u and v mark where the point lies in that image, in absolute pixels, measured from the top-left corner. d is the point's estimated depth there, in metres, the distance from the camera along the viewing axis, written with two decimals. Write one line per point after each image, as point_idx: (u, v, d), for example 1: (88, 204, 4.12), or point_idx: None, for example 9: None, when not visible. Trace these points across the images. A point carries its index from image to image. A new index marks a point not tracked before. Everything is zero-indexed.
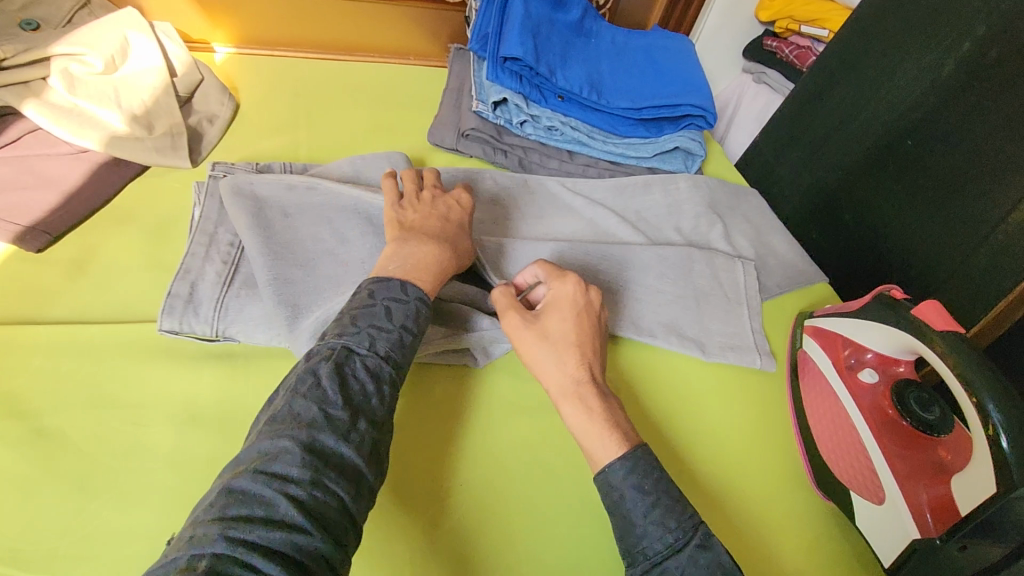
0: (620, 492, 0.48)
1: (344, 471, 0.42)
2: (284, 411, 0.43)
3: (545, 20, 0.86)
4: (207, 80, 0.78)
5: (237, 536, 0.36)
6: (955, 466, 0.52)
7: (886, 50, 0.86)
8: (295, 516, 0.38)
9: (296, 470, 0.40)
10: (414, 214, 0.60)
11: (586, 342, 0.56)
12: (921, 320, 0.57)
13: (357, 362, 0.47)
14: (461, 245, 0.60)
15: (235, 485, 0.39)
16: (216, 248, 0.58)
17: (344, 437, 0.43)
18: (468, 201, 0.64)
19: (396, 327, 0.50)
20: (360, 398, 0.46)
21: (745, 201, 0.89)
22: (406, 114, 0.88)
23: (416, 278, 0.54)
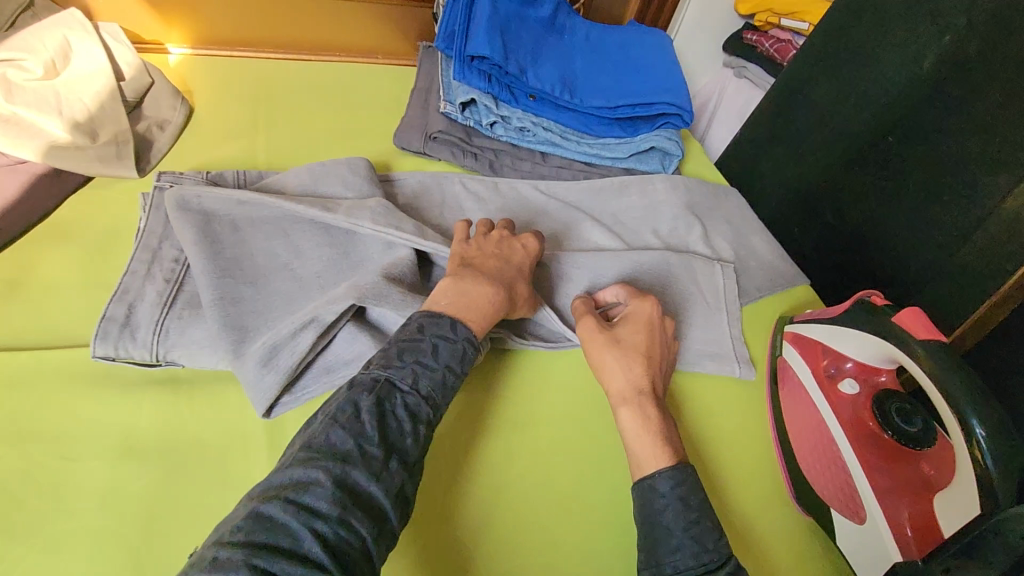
0: (667, 502, 0.49)
1: (370, 511, 0.41)
2: (319, 438, 0.42)
3: (515, 16, 0.82)
4: (157, 84, 0.74)
5: (262, 565, 0.35)
6: (939, 483, 0.49)
7: (867, 43, 0.83)
8: (319, 556, 0.37)
9: (324, 505, 0.39)
10: (478, 253, 0.58)
11: (652, 354, 0.58)
12: (901, 328, 0.54)
13: (399, 398, 0.46)
14: (518, 289, 0.57)
15: (264, 510, 0.38)
16: (159, 266, 0.55)
17: (375, 476, 0.42)
18: (537, 247, 0.62)
19: (442, 366, 0.49)
20: (396, 436, 0.44)
21: (725, 201, 0.86)
22: (372, 116, 0.84)
23: (466, 318, 0.52)
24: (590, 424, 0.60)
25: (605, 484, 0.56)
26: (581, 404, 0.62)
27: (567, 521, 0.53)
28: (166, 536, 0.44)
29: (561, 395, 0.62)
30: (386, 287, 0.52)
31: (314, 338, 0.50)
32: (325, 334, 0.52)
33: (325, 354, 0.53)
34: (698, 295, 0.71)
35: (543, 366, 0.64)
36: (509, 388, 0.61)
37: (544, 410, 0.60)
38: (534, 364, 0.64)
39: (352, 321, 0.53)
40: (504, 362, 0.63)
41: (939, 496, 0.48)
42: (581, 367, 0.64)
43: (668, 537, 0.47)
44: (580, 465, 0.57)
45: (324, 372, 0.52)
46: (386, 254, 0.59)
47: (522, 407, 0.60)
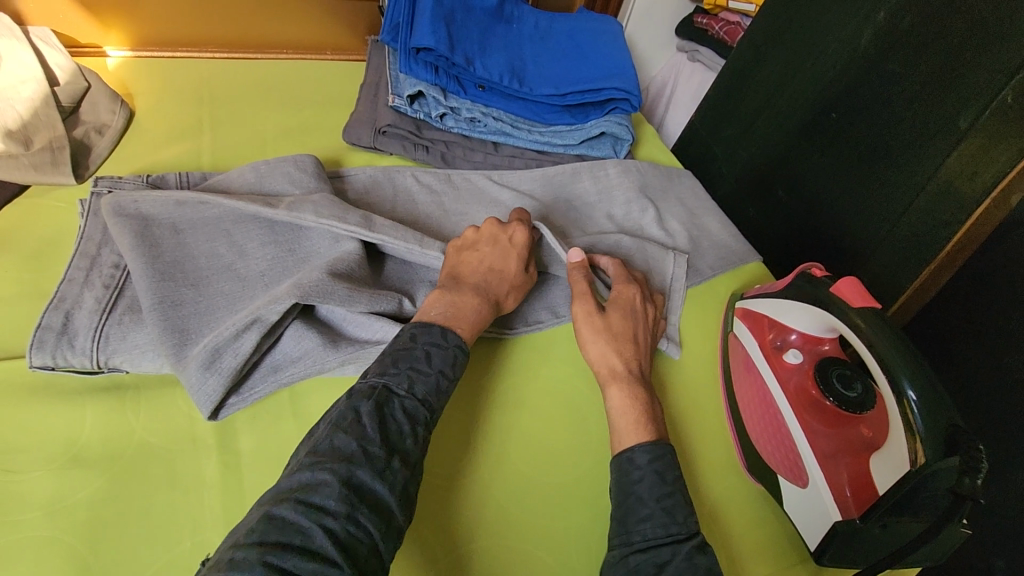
0: (643, 474, 0.50)
1: (378, 507, 0.42)
2: (324, 443, 0.43)
3: (460, 6, 0.82)
4: (94, 87, 0.72)
5: (274, 563, 0.36)
6: (877, 444, 0.52)
7: (810, 23, 0.85)
8: (329, 552, 0.38)
9: (333, 504, 0.40)
10: (466, 259, 0.61)
11: (639, 340, 0.61)
12: (839, 298, 0.55)
13: (396, 402, 0.47)
14: (505, 295, 0.60)
15: (275, 511, 0.39)
16: (98, 272, 0.54)
17: (379, 475, 0.43)
18: (525, 236, 0.63)
19: (436, 370, 0.50)
20: (397, 437, 0.45)
21: (678, 182, 0.88)
22: (322, 113, 0.83)
23: (457, 328, 0.54)
24: (543, 404, 0.61)
25: (560, 464, 0.57)
26: (536, 385, 0.62)
27: (525, 501, 0.54)
28: (112, 545, 0.43)
29: (512, 378, 0.62)
30: (328, 282, 0.52)
31: (257, 338, 0.50)
32: (271, 333, 0.52)
33: (272, 353, 0.53)
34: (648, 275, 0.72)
35: (499, 352, 0.64)
36: (466, 376, 0.61)
37: (497, 395, 0.61)
38: (490, 350, 0.64)
39: (299, 318, 0.53)
40: None
41: (875, 457, 0.50)
42: (539, 354, 0.65)
43: (639, 506, 0.49)
44: (534, 447, 0.58)
45: (272, 371, 0.52)
46: (332, 248, 0.59)
47: (474, 391, 0.60)
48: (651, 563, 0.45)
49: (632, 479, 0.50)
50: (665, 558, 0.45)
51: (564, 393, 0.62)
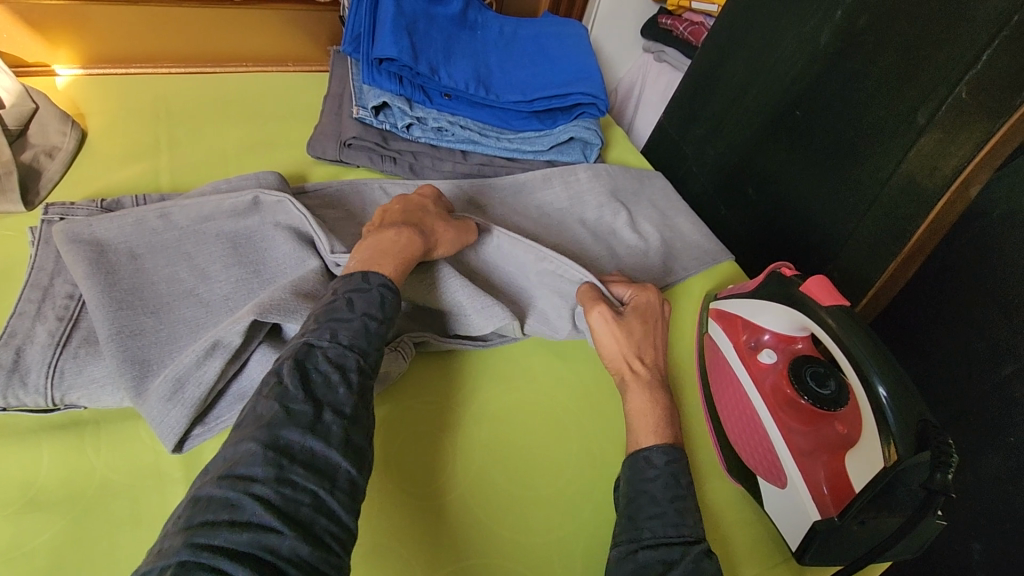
0: (660, 473, 0.50)
1: (314, 466, 0.42)
2: (248, 414, 0.44)
3: (423, 15, 0.81)
4: (42, 108, 0.69)
5: (202, 541, 0.36)
6: (852, 440, 0.52)
7: (771, 22, 0.86)
8: (264, 518, 0.38)
9: (259, 471, 0.40)
10: (381, 217, 0.62)
11: (657, 343, 0.62)
12: (809, 298, 0.56)
13: (319, 354, 0.47)
14: (429, 227, 0.60)
15: (202, 493, 0.39)
16: (51, 303, 0.51)
17: (308, 431, 0.43)
18: (430, 189, 0.68)
19: (359, 315, 0.50)
20: (324, 390, 0.45)
21: (650, 184, 0.88)
22: (285, 128, 0.82)
23: (377, 267, 0.54)
24: (522, 415, 0.60)
25: (545, 475, 0.57)
26: (517, 398, 0.62)
27: (510, 517, 0.53)
28: None
29: (489, 391, 0.62)
30: (291, 302, 0.51)
31: (221, 364, 0.47)
32: (235, 359, 0.49)
33: (239, 380, 0.50)
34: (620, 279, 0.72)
35: (476, 363, 0.64)
36: (447, 393, 0.61)
37: (472, 409, 0.60)
38: (468, 361, 0.64)
39: (265, 342, 0.51)
40: (435, 365, 0.63)
41: (851, 454, 0.50)
42: (516, 365, 0.65)
43: (650, 504, 0.48)
44: (516, 461, 0.57)
45: (240, 398, 0.50)
46: (299, 267, 0.58)
47: (449, 408, 0.59)
48: (658, 561, 0.45)
49: (645, 477, 0.50)
50: (677, 554, 0.45)
51: (545, 404, 0.62)
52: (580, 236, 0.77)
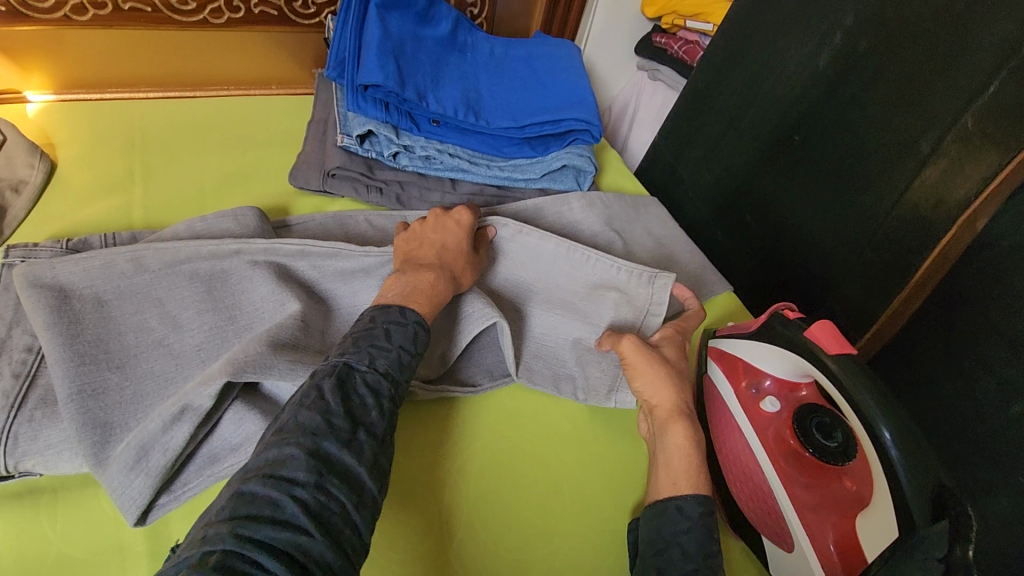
0: (692, 525, 0.47)
1: (347, 478, 0.41)
2: (287, 421, 0.42)
3: (411, 37, 0.79)
4: (10, 140, 0.66)
5: (246, 533, 0.35)
6: (862, 500, 0.49)
7: (769, 44, 0.83)
8: (302, 520, 0.37)
9: (301, 475, 0.39)
10: (412, 246, 0.61)
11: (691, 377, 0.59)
12: (814, 344, 0.53)
13: (358, 378, 0.46)
14: (461, 274, 0.60)
15: (244, 488, 0.38)
16: (7, 358, 0.48)
17: (346, 446, 0.42)
18: (470, 216, 0.64)
19: (395, 346, 0.49)
20: (362, 411, 0.44)
21: (645, 212, 0.85)
22: (267, 156, 0.78)
23: (414, 304, 0.53)
24: (515, 466, 0.57)
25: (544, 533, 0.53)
26: (508, 448, 0.59)
27: None
28: None
29: (484, 442, 0.59)
30: (266, 357, 0.46)
31: (190, 430, 0.44)
32: (207, 421, 0.46)
33: (209, 441, 0.47)
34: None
35: (465, 411, 0.61)
36: (438, 445, 0.57)
37: (462, 461, 0.57)
38: (458, 408, 0.61)
39: (239, 398, 0.47)
40: (422, 413, 0.59)
41: (861, 517, 0.48)
42: (510, 411, 0.62)
43: (684, 560, 0.45)
44: (510, 517, 0.54)
45: (210, 462, 0.47)
46: (277, 311, 0.55)
47: (440, 463, 0.56)
48: None
49: (677, 529, 0.47)
50: None
51: (540, 454, 0.59)
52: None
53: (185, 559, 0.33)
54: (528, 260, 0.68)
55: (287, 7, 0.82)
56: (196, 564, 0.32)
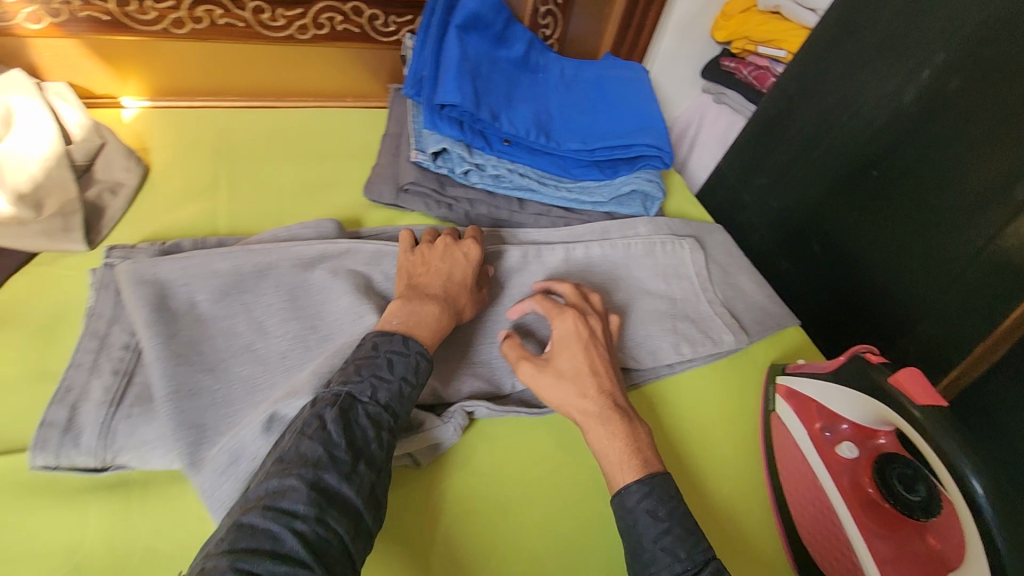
0: (634, 516, 0.48)
1: (346, 510, 0.42)
2: (290, 450, 0.43)
3: (486, 59, 0.80)
4: (110, 144, 0.70)
5: (246, 567, 0.36)
6: (947, 560, 0.47)
7: (849, 76, 0.81)
8: (300, 554, 0.38)
9: (302, 507, 0.40)
10: (417, 269, 0.59)
11: (599, 369, 0.57)
12: (898, 392, 0.51)
13: (360, 409, 0.46)
14: (464, 308, 0.58)
15: (245, 519, 0.39)
16: (107, 355, 0.51)
17: (346, 478, 0.43)
18: (478, 249, 0.62)
19: (397, 378, 0.49)
20: (362, 442, 0.45)
21: (710, 239, 0.84)
22: (343, 167, 0.81)
23: (416, 334, 0.52)
24: (526, 496, 0.57)
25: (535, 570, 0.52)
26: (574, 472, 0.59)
27: None
28: None
29: (531, 467, 0.59)
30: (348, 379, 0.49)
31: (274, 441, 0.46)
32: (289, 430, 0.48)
33: None
34: (678, 344, 0.69)
35: (510, 432, 0.61)
36: (506, 463, 0.59)
37: (523, 483, 0.58)
38: (512, 428, 0.61)
39: None
40: (477, 432, 0.60)
41: None
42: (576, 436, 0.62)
43: (642, 550, 0.48)
44: (545, 550, 0.54)
45: None
46: (355, 323, 0.56)
47: (509, 481, 0.57)
48: None
49: (632, 503, 0.49)
50: None
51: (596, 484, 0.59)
52: (642, 290, 0.73)
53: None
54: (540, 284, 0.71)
55: (368, 25, 0.83)
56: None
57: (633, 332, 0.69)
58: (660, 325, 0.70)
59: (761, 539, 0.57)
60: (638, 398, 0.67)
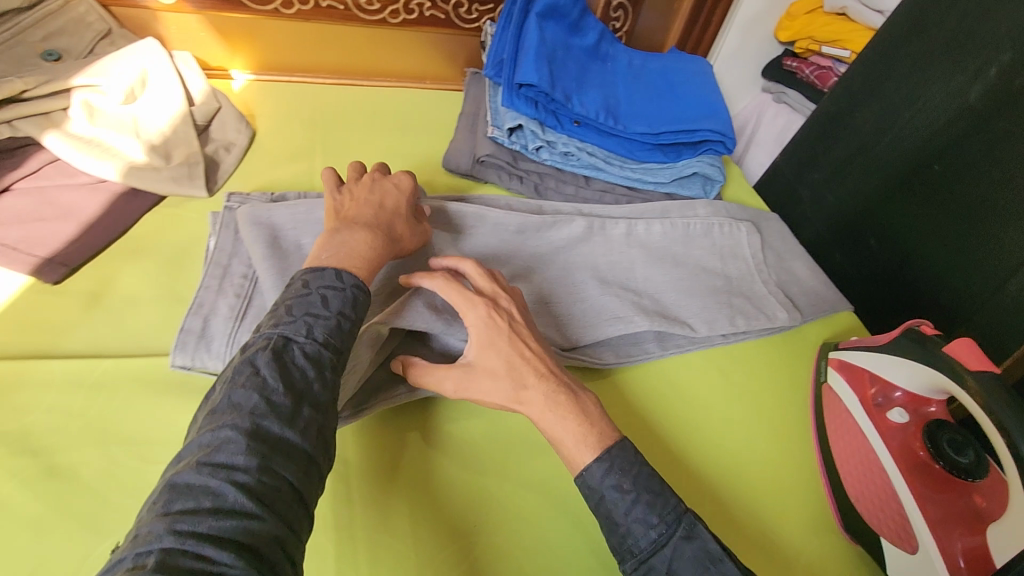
0: (601, 494, 0.46)
1: (293, 455, 0.40)
2: (222, 402, 0.41)
3: (562, 45, 0.85)
4: (224, 109, 0.79)
5: (185, 528, 0.34)
6: (991, 515, 0.50)
7: (915, 73, 0.83)
8: (245, 504, 0.36)
9: (241, 458, 0.38)
10: (346, 204, 0.59)
11: (524, 353, 0.52)
12: (954, 360, 0.54)
13: (296, 348, 0.44)
14: (399, 235, 0.59)
15: (179, 479, 0.36)
16: (229, 281, 0.58)
17: (289, 422, 0.41)
18: (410, 181, 0.64)
19: (334, 313, 0.48)
20: (302, 384, 0.43)
21: (767, 226, 0.87)
22: (422, 141, 0.88)
23: (350, 266, 0.52)
24: (537, 440, 0.59)
25: (562, 506, 0.55)
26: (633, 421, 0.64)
27: None
28: None
29: None
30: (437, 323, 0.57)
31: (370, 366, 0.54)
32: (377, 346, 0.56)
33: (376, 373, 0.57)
34: (733, 316, 0.72)
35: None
36: None
37: None
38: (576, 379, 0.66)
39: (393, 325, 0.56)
40: None
41: (992, 529, 0.49)
42: (634, 389, 0.67)
43: (616, 524, 0.46)
44: None
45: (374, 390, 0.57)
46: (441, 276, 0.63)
47: None
48: None
49: (601, 478, 0.47)
50: None
51: (645, 433, 0.63)
52: (701, 267, 0.77)
53: (120, 560, 0.33)
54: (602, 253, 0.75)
55: (453, 12, 0.90)
56: (132, 569, 0.32)
57: (691, 303, 0.72)
58: (717, 299, 0.74)
59: (804, 498, 0.61)
60: (693, 364, 0.71)
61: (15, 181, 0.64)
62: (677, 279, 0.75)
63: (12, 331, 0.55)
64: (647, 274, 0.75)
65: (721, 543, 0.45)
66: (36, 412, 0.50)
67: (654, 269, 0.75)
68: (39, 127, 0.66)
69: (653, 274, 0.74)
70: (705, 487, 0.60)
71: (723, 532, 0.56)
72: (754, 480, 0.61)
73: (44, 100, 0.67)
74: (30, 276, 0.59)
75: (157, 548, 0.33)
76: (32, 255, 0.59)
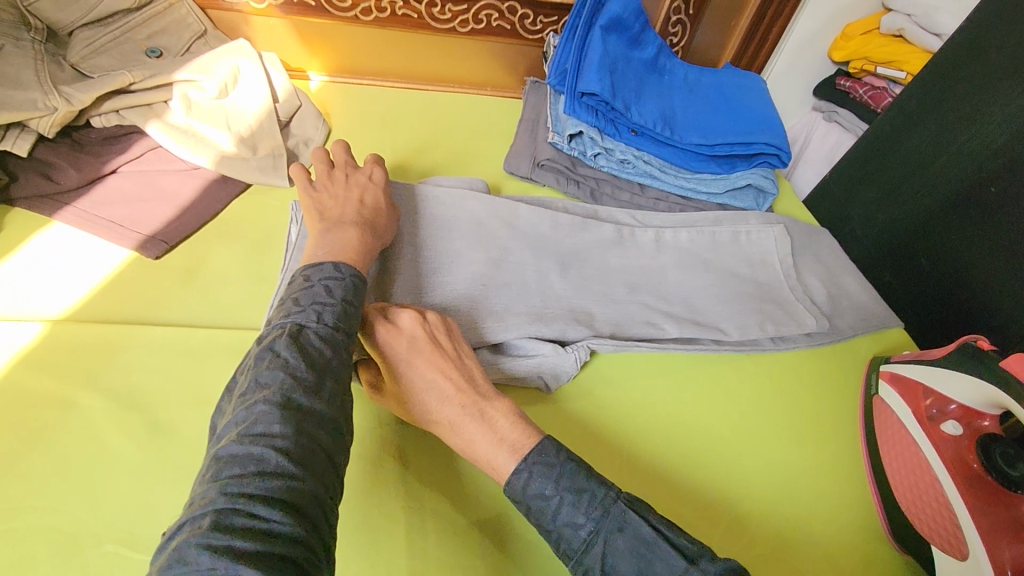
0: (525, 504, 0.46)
1: (322, 423, 0.42)
2: (250, 384, 0.43)
3: (622, 56, 0.88)
4: (304, 106, 0.84)
5: (235, 490, 0.36)
6: None
7: (973, 95, 0.84)
8: (286, 466, 0.38)
9: (277, 427, 0.40)
10: (325, 201, 0.64)
11: (427, 376, 0.52)
12: (1012, 375, 0.55)
13: (311, 331, 0.47)
14: (383, 226, 0.64)
15: (222, 452, 0.38)
16: None
17: (315, 394, 0.43)
18: (381, 172, 0.69)
19: (339, 299, 0.50)
20: (322, 361, 0.45)
21: (816, 240, 0.88)
22: (483, 145, 0.92)
23: (347, 261, 0.55)
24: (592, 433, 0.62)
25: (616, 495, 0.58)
26: (683, 421, 0.65)
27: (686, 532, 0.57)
28: None
29: (641, 409, 0.66)
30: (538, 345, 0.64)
31: None
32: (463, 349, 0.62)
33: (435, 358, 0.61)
34: (764, 321, 0.73)
35: (627, 376, 0.68)
36: (623, 405, 0.65)
37: (639, 423, 0.64)
38: (630, 374, 0.69)
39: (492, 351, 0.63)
40: (595, 373, 0.68)
41: None
42: (686, 388, 0.69)
43: (551, 527, 0.45)
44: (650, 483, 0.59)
45: None
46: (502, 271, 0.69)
47: (626, 424, 0.64)
48: None
49: (524, 489, 0.46)
50: None
51: (693, 433, 0.64)
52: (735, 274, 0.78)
53: (181, 526, 0.35)
54: (647, 258, 0.77)
55: (519, 23, 0.95)
56: (192, 530, 0.34)
57: (742, 305, 0.74)
58: (752, 305, 0.75)
59: (850, 506, 0.62)
60: (741, 369, 0.72)
61: (121, 164, 0.71)
62: (712, 286, 0.76)
63: (119, 299, 0.61)
64: (700, 279, 0.76)
65: (655, 526, 0.44)
66: (141, 373, 0.55)
67: (691, 274, 0.76)
68: (144, 116, 0.72)
69: (701, 282, 0.76)
70: (730, 488, 0.61)
71: (747, 533, 0.58)
72: (803, 486, 0.63)
73: (148, 93, 0.73)
74: (133, 250, 0.64)
75: (211, 510, 0.35)
76: (135, 233, 0.65)
